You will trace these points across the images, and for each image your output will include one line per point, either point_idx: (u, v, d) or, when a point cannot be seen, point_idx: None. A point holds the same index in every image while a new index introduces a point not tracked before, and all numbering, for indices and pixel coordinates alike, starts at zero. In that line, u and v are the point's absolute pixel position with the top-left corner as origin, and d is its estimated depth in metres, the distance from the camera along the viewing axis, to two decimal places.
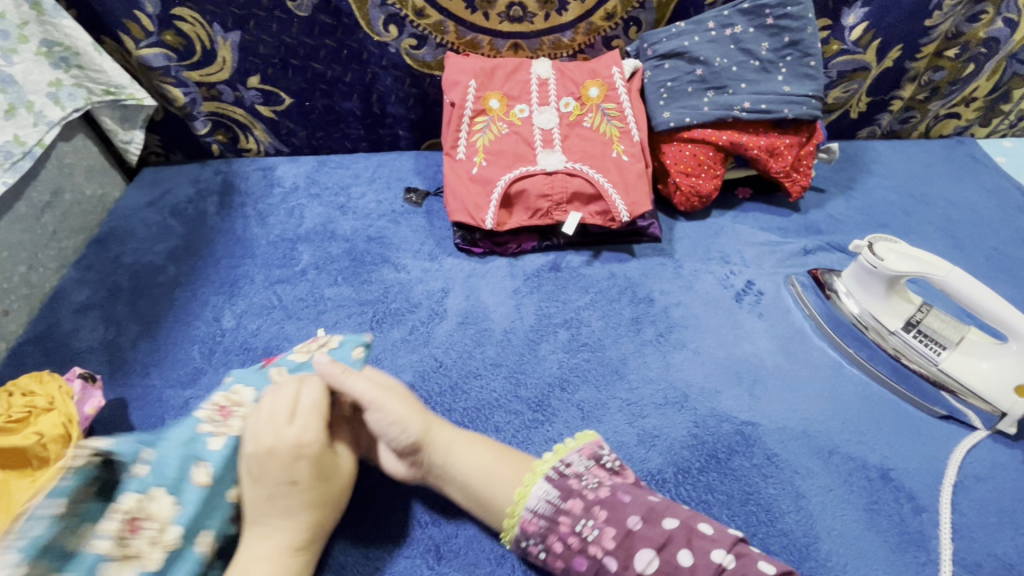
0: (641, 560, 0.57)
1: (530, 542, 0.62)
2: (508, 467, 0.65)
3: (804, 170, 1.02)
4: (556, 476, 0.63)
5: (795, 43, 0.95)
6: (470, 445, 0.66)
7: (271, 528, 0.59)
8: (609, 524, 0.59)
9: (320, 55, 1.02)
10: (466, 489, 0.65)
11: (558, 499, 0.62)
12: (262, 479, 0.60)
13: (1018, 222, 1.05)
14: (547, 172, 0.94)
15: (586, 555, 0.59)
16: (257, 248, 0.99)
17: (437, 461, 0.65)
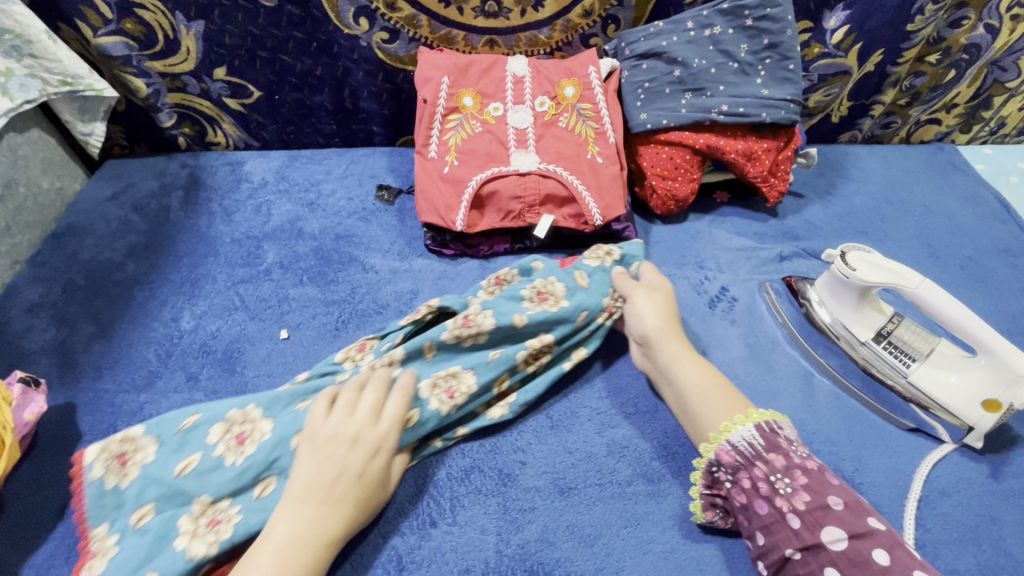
0: (828, 535, 0.55)
1: (719, 470, 0.62)
2: (722, 397, 0.66)
3: (782, 175, 1.00)
4: (766, 428, 0.62)
5: (774, 46, 0.93)
6: (696, 363, 0.70)
7: (308, 522, 0.56)
8: (809, 492, 0.57)
9: (288, 46, 0.99)
10: (680, 394, 0.68)
11: (762, 448, 0.61)
12: (319, 466, 0.58)
13: (994, 230, 1.05)
14: (520, 173, 0.92)
15: (769, 504, 0.58)
16: (221, 246, 0.96)
17: (668, 356, 0.71)
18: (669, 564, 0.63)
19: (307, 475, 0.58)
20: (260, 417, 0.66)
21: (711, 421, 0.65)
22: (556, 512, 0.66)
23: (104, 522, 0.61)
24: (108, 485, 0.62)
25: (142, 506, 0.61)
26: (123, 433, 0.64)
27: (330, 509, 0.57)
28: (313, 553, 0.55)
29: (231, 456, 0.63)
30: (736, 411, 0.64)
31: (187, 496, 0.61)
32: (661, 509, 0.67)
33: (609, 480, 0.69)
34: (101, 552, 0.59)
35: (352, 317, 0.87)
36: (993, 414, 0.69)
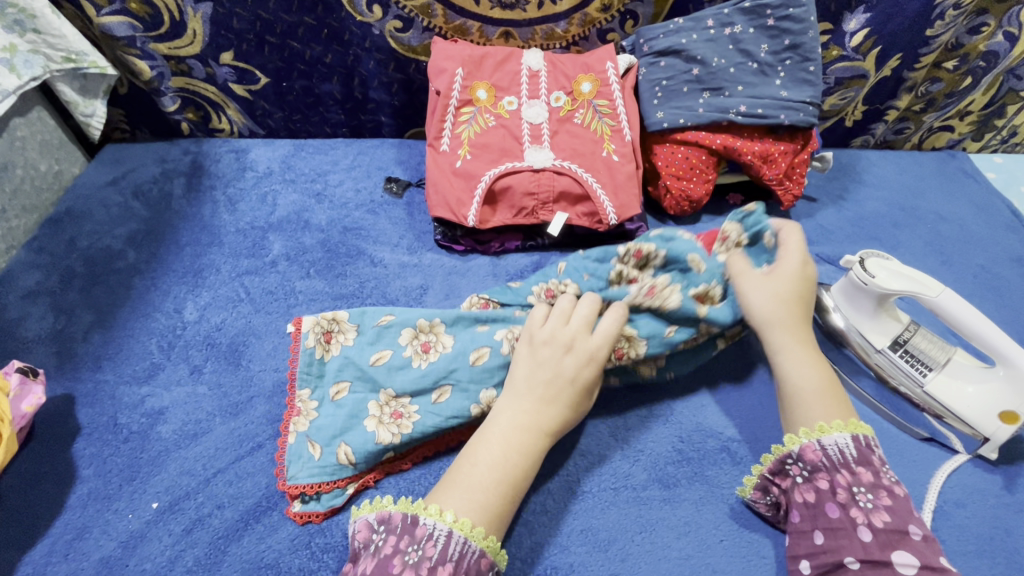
0: (898, 556, 0.52)
1: (797, 464, 0.61)
2: (830, 399, 0.63)
3: (797, 178, 0.99)
4: (863, 442, 0.60)
5: (795, 47, 0.92)
6: (805, 362, 0.65)
7: (496, 461, 0.58)
8: (890, 513, 0.55)
9: (298, 32, 0.96)
10: (787, 386, 0.65)
11: (853, 458, 0.59)
12: (553, 404, 0.61)
13: (1006, 239, 1.04)
14: (534, 169, 0.90)
15: (842, 510, 0.56)
16: (225, 236, 0.94)
17: (782, 348, 0.66)
18: (683, 570, 0.62)
19: (535, 425, 0.60)
20: (443, 333, 0.69)
21: (808, 417, 0.62)
22: (570, 516, 0.65)
23: (308, 388, 0.68)
24: (316, 355, 0.69)
25: (339, 382, 0.68)
26: (334, 312, 0.70)
27: (526, 451, 0.59)
28: (508, 491, 0.57)
29: (419, 361, 0.68)
30: (836, 416, 0.61)
31: (378, 384, 0.67)
32: (676, 515, 0.66)
33: (623, 484, 0.68)
34: (302, 415, 0.67)
35: (360, 311, 0.85)
36: (1010, 426, 0.69)
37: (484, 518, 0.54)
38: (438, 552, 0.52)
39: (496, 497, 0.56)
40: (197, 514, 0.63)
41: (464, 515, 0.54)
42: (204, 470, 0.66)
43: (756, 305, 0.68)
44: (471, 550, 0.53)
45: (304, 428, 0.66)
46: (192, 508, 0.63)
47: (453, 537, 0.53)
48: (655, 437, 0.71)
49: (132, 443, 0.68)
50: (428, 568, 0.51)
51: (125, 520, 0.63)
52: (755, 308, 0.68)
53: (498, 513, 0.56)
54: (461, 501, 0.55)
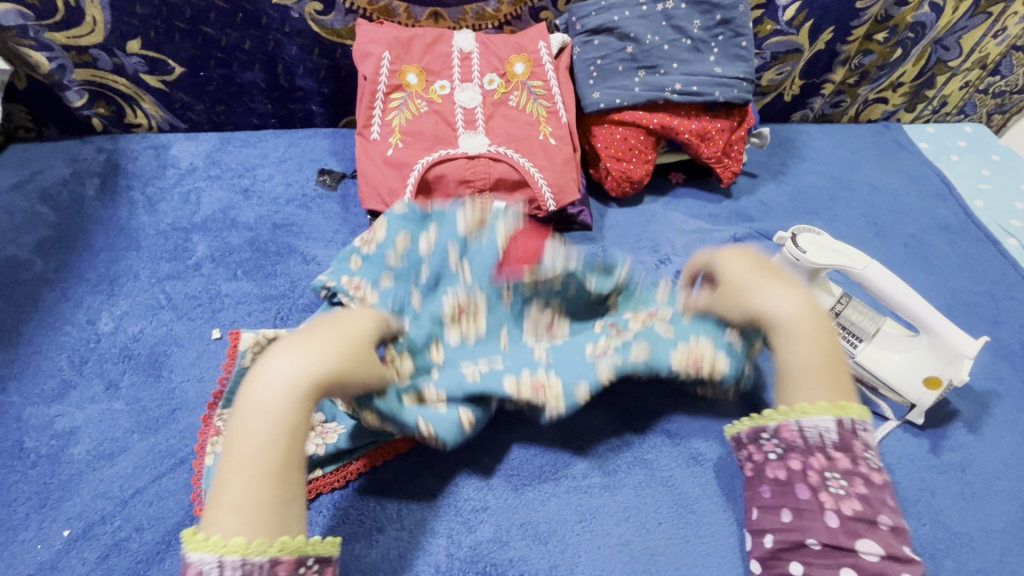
0: (863, 544, 0.55)
1: (772, 440, 0.62)
2: (833, 372, 0.62)
3: (735, 155, 0.99)
4: (849, 427, 0.59)
5: (727, 22, 0.92)
6: (808, 334, 0.63)
7: (248, 457, 0.49)
8: (861, 501, 0.57)
9: (210, 17, 0.90)
10: (783, 363, 0.64)
11: (833, 443, 0.59)
12: (271, 381, 0.52)
13: (935, 209, 1.07)
14: (468, 155, 0.87)
15: (811, 492, 0.58)
16: (143, 239, 0.88)
17: (783, 322, 0.64)
18: (623, 556, 0.62)
19: (266, 402, 0.51)
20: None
21: (799, 393, 0.62)
22: (509, 510, 0.64)
23: (229, 409, 0.64)
24: (239, 376, 0.64)
25: None
26: (275, 331, 0.66)
27: (276, 422, 0.51)
28: (271, 482, 0.49)
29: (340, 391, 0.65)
30: (835, 396, 0.61)
31: None
32: (617, 499, 0.66)
33: (563, 473, 0.67)
34: (223, 433, 0.63)
35: (292, 312, 0.81)
36: (933, 391, 0.71)
37: (253, 525, 0.48)
38: None
39: (255, 496, 0.48)
40: (113, 539, 0.60)
41: (234, 533, 0.47)
42: (121, 491, 0.63)
43: (758, 295, 0.66)
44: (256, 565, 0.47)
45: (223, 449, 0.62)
46: (108, 533, 0.60)
47: (225, 564, 0.46)
48: (597, 428, 0.71)
49: (41, 467, 0.64)
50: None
51: (33, 552, 0.59)
52: (754, 296, 0.66)
53: (274, 506, 0.49)
54: (219, 519, 0.48)
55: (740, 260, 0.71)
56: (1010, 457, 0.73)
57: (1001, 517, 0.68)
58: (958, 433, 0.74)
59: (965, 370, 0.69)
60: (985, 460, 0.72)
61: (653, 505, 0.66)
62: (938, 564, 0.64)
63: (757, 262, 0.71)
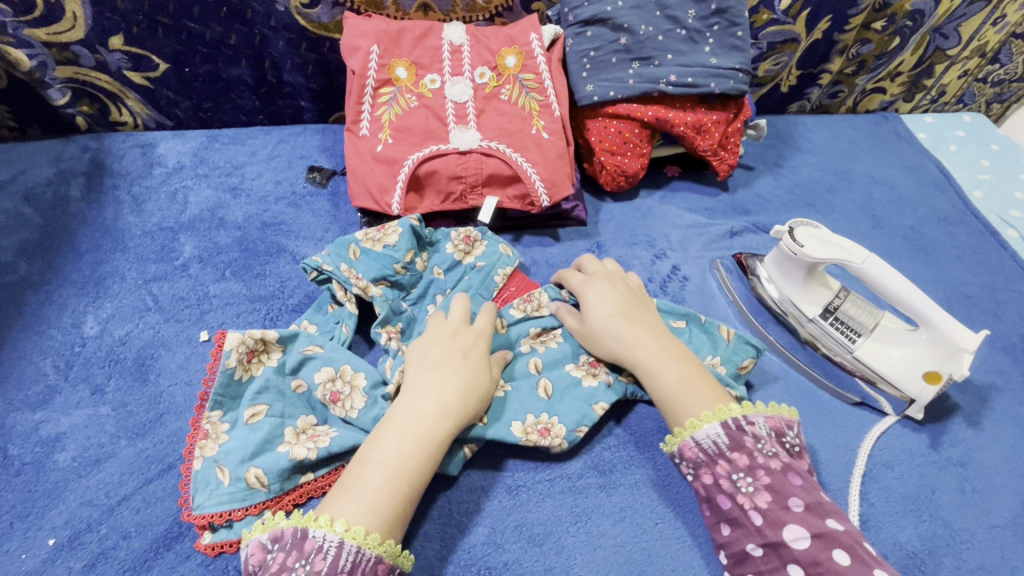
0: (789, 533, 0.53)
1: (682, 462, 0.61)
2: (705, 387, 0.63)
3: (732, 148, 0.97)
4: (734, 426, 0.59)
5: (721, 12, 0.90)
6: (665, 363, 0.65)
7: (396, 453, 0.55)
8: (770, 493, 0.56)
9: (193, 11, 0.88)
10: (656, 391, 0.65)
11: (726, 446, 0.59)
12: (451, 394, 0.60)
13: (934, 199, 1.06)
14: (460, 151, 0.86)
15: (731, 500, 0.57)
16: (129, 240, 0.86)
17: (641, 356, 0.66)
18: (619, 558, 0.61)
19: (432, 404, 0.59)
20: (360, 389, 0.65)
21: (683, 415, 0.62)
22: (504, 512, 0.63)
23: (219, 410, 0.63)
24: (235, 376, 0.63)
25: (255, 404, 0.63)
26: (262, 331, 0.64)
27: (419, 441, 0.56)
28: (397, 489, 0.54)
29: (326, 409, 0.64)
30: (705, 408, 0.61)
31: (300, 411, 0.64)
32: (612, 499, 0.65)
33: (558, 473, 0.66)
34: (212, 436, 0.62)
35: (282, 313, 0.80)
36: (933, 386, 0.69)
37: (371, 518, 0.52)
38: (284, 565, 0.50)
39: (391, 496, 0.53)
40: (100, 548, 0.59)
41: (358, 522, 0.51)
42: (108, 498, 0.62)
43: (610, 342, 0.68)
44: (366, 557, 0.51)
45: (213, 453, 0.61)
46: (95, 541, 0.59)
47: (345, 547, 0.50)
48: (595, 427, 0.70)
49: (26, 475, 0.63)
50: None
51: (18, 562, 0.58)
52: (606, 343, 0.68)
53: (392, 505, 0.53)
54: (347, 506, 0.52)
55: (598, 290, 0.71)
56: (1011, 452, 0.72)
57: (1001, 513, 0.67)
58: (958, 428, 0.73)
59: (965, 365, 0.67)
60: (986, 455, 0.71)
61: (649, 505, 0.65)
62: (939, 561, 0.63)
63: (621, 293, 0.72)
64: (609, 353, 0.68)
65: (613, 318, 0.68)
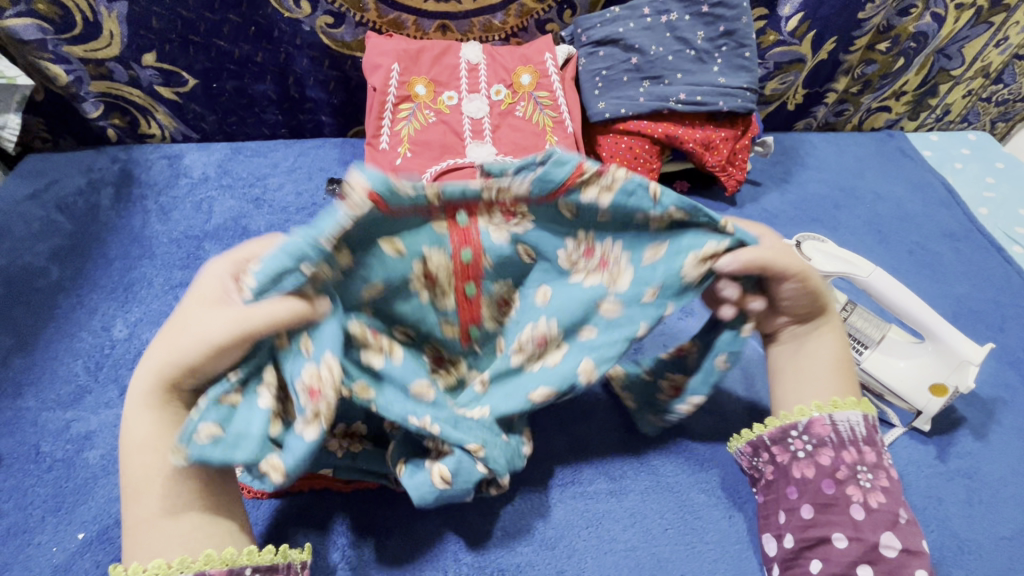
0: (885, 538, 0.56)
1: (801, 438, 0.60)
2: (837, 374, 0.62)
3: (739, 164, 1.00)
4: (868, 424, 0.60)
5: (730, 33, 0.93)
6: (825, 331, 0.63)
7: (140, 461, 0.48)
8: (887, 495, 0.58)
9: (223, 30, 0.92)
10: (809, 354, 0.63)
11: (861, 437, 0.59)
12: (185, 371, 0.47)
13: (939, 216, 1.08)
14: (476, 165, 0.89)
15: (838, 487, 0.58)
16: (156, 247, 0.90)
17: (811, 319, 0.63)
18: (630, 563, 0.62)
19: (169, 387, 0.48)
20: None
21: (818, 399, 0.61)
22: (517, 515, 0.65)
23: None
24: None
25: None
26: None
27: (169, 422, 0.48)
28: (170, 485, 0.48)
29: None
30: (846, 392, 0.61)
31: None
32: (623, 504, 0.66)
33: (570, 479, 0.68)
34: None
35: None
36: (940, 397, 0.71)
37: (182, 543, 0.47)
38: None
39: (163, 503, 0.47)
40: (126, 543, 0.61)
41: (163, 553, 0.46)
42: None
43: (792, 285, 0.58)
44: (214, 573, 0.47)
45: None
46: (122, 536, 0.61)
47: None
48: (604, 433, 0.72)
49: (57, 471, 0.65)
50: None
51: (47, 555, 0.60)
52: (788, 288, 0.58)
53: (174, 515, 0.47)
54: (134, 521, 0.47)
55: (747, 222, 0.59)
56: (1019, 465, 0.73)
57: (1009, 524, 0.68)
58: (965, 440, 0.74)
59: (971, 377, 0.69)
60: (993, 467, 0.72)
61: (660, 510, 0.66)
62: (946, 571, 0.64)
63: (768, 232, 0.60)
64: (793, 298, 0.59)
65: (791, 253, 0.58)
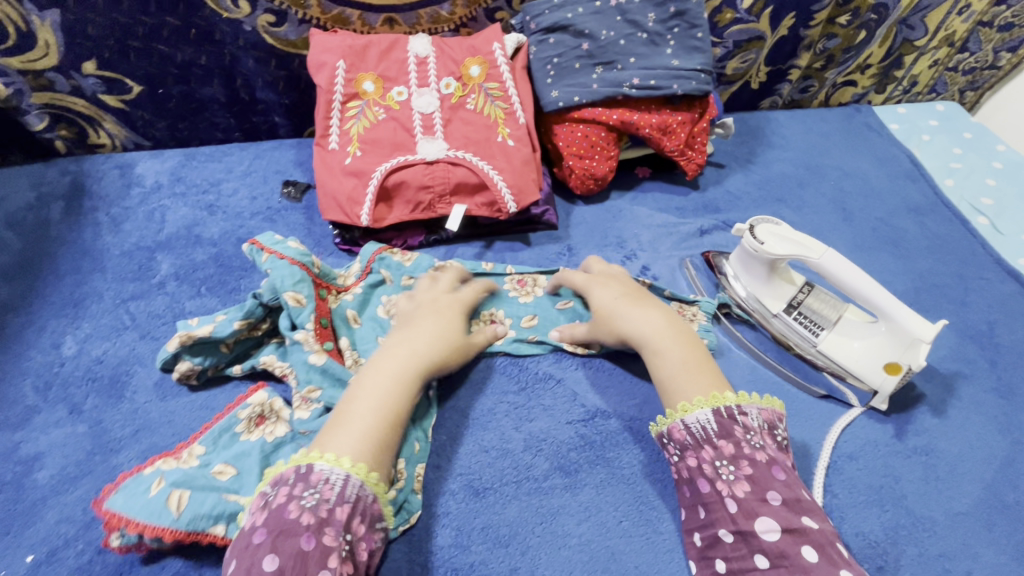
0: (760, 524, 0.54)
1: (670, 444, 0.64)
2: (704, 373, 0.66)
3: (699, 147, 0.98)
4: (725, 414, 0.61)
5: (681, 14, 0.92)
6: (669, 346, 0.69)
7: (386, 384, 0.63)
8: (750, 482, 0.57)
9: (162, 34, 0.90)
10: (658, 375, 0.69)
11: (713, 432, 0.61)
12: (438, 340, 0.70)
13: (905, 190, 1.06)
14: (427, 161, 0.87)
15: (710, 484, 0.59)
16: (108, 260, 0.88)
17: (647, 338, 0.71)
18: (583, 556, 0.62)
19: (428, 349, 0.68)
20: (285, 419, 0.68)
21: (676, 400, 0.65)
22: (471, 515, 0.64)
23: (203, 447, 0.65)
24: (237, 429, 0.67)
25: (196, 445, 0.65)
26: (256, 328, 0.74)
27: (405, 386, 0.64)
28: (391, 425, 0.61)
29: (248, 432, 0.67)
30: (710, 390, 0.64)
31: (240, 454, 0.64)
32: (576, 499, 0.66)
33: (524, 475, 0.68)
34: (181, 461, 0.64)
35: None
36: (894, 376, 0.70)
37: (366, 451, 0.58)
38: (335, 494, 0.54)
39: (376, 433, 0.60)
40: (77, 563, 0.60)
41: (355, 453, 0.57)
42: (85, 514, 0.64)
43: (625, 321, 0.73)
44: (366, 494, 0.56)
45: (163, 471, 0.62)
46: (72, 556, 0.61)
47: (350, 480, 0.55)
48: (557, 428, 0.72)
49: (5, 495, 0.65)
50: (326, 508, 0.53)
51: None
52: (620, 327, 0.73)
53: (375, 445, 0.59)
54: (346, 441, 0.58)
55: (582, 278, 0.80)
56: (977, 439, 0.73)
57: (965, 499, 0.67)
58: (923, 418, 0.74)
59: (922, 356, 0.68)
60: (951, 444, 0.72)
61: (614, 503, 0.67)
62: (901, 550, 0.63)
63: (626, 285, 0.78)
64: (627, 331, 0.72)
65: (615, 300, 0.75)
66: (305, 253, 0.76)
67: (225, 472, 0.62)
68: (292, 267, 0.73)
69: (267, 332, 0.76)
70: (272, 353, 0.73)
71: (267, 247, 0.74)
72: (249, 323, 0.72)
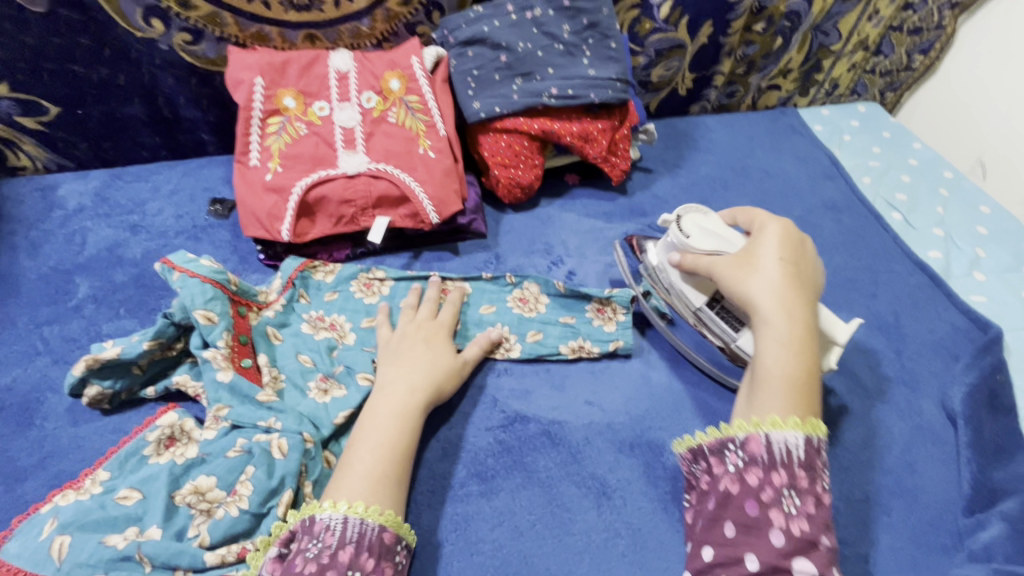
0: (799, 564, 0.55)
1: (735, 450, 0.63)
2: (804, 395, 0.63)
3: (622, 153, 1.01)
4: (808, 444, 0.60)
5: (593, 26, 0.95)
6: (787, 346, 0.65)
7: (385, 425, 0.65)
8: (808, 523, 0.57)
9: (76, 55, 0.89)
10: (761, 365, 0.66)
11: (797, 460, 0.60)
12: (424, 373, 0.70)
13: (824, 189, 1.11)
14: (347, 175, 0.88)
15: (761, 509, 0.58)
16: (23, 285, 0.86)
17: (774, 325, 0.66)
18: (496, 562, 0.63)
19: (422, 380, 0.69)
20: (197, 440, 0.67)
21: (766, 409, 0.63)
22: None
23: (108, 472, 0.64)
24: (145, 454, 0.66)
25: (103, 471, 0.64)
26: (169, 347, 0.73)
27: (403, 423, 0.65)
28: (392, 460, 0.63)
29: (157, 454, 0.66)
30: (797, 413, 0.62)
31: (145, 479, 0.63)
32: (492, 503, 0.67)
33: (441, 485, 0.68)
34: (83, 490, 0.63)
35: None
36: None
37: (371, 491, 0.59)
38: (337, 539, 0.55)
39: (379, 470, 0.61)
40: None
41: (360, 497, 0.59)
42: None
43: (763, 285, 0.68)
44: (369, 527, 0.57)
45: (65, 502, 0.62)
46: None
47: (349, 521, 0.56)
48: (474, 435, 0.73)
49: None
50: (328, 555, 0.55)
51: None
52: (753, 287, 0.68)
53: (378, 486, 0.60)
54: (346, 487, 0.59)
55: (777, 231, 0.72)
56: (879, 428, 0.76)
57: (865, 486, 0.70)
58: (829, 408, 0.77)
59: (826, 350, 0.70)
60: (854, 432, 0.75)
61: (529, 507, 0.67)
62: None
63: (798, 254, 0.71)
64: (752, 295, 0.68)
65: (779, 269, 0.68)
66: (220, 270, 0.75)
67: (131, 497, 0.62)
68: (201, 285, 0.72)
69: (183, 351, 0.75)
70: (185, 372, 0.73)
71: (178, 265, 0.73)
72: (161, 343, 0.72)
